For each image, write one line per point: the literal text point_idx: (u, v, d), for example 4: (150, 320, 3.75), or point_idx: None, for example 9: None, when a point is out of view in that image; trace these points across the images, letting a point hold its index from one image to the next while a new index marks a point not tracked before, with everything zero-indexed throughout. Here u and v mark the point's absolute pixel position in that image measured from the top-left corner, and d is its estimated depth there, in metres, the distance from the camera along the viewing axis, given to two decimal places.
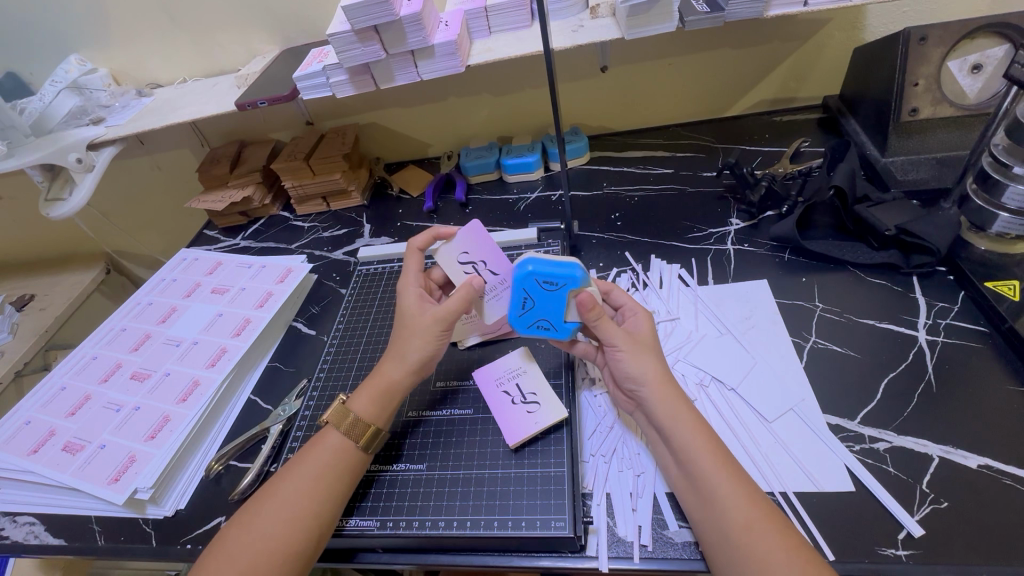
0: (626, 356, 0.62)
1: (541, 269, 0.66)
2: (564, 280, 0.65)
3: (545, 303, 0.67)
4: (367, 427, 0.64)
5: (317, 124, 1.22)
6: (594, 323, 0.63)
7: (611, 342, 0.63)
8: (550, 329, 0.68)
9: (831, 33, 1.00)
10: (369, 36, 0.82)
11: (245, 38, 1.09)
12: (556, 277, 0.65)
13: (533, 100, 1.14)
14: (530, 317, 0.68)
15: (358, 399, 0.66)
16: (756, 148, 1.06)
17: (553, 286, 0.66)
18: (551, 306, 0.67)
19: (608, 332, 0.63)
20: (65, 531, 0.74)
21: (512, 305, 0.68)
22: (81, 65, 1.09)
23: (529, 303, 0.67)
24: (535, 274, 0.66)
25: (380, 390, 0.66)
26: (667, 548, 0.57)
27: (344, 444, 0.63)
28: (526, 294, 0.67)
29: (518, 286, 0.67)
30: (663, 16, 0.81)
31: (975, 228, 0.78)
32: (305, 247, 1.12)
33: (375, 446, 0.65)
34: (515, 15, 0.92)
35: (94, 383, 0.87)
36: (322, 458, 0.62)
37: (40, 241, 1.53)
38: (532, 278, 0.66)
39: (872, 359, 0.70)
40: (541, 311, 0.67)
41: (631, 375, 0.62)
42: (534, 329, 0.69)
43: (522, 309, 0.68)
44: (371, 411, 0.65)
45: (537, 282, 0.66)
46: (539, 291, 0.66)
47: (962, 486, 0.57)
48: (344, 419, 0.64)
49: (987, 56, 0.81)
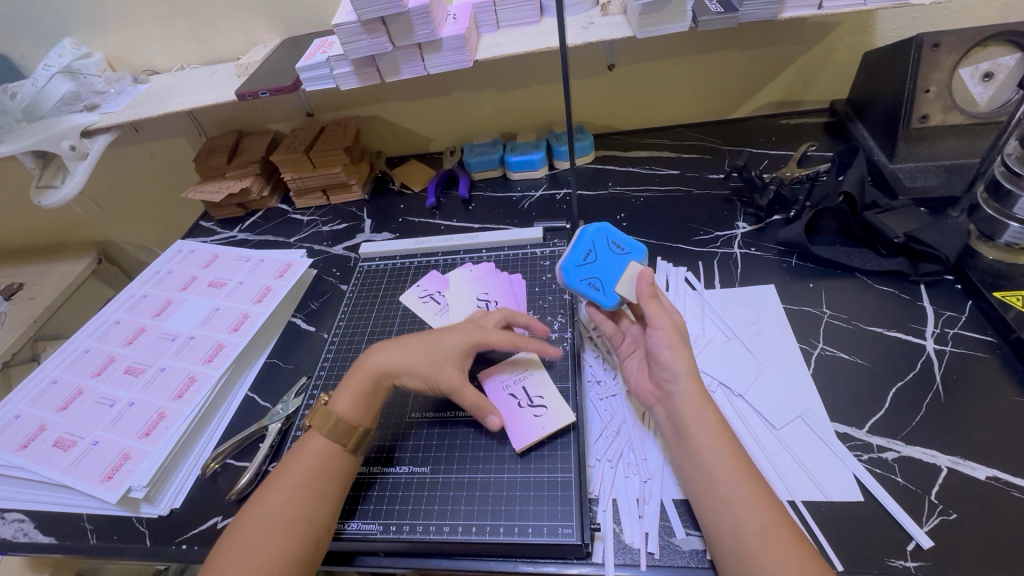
0: (667, 343, 0.61)
1: (615, 234, 0.72)
2: (629, 251, 0.71)
3: (604, 264, 0.70)
4: (352, 430, 0.63)
5: (318, 115, 1.19)
6: (648, 298, 0.64)
7: (659, 319, 0.63)
8: (597, 289, 0.69)
9: (840, 37, 0.99)
10: (376, 27, 0.80)
11: (246, 26, 1.06)
12: (624, 245, 0.71)
13: (538, 97, 1.13)
14: (584, 271, 0.69)
15: (338, 400, 0.65)
16: (763, 151, 1.06)
17: (620, 250, 0.71)
18: (608, 267, 0.69)
19: (659, 309, 0.64)
20: (55, 529, 0.72)
21: (574, 252, 0.70)
22: (75, 48, 1.06)
23: (591, 257, 0.70)
24: (609, 234, 0.72)
25: (361, 390, 0.66)
26: (674, 557, 0.56)
27: (328, 448, 0.61)
28: (591, 249, 0.70)
29: (587, 240, 0.71)
30: (676, 16, 0.80)
31: (984, 237, 0.78)
32: (305, 241, 1.10)
33: (362, 448, 0.63)
34: (524, 10, 0.90)
35: (86, 376, 0.84)
36: (307, 463, 0.60)
37: (28, 228, 1.50)
38: (604, 236, 0.71)
39: (880, 367, 0.69)
40: (598, 270, 0.69)
41: (668, 366, 0.61)
42: (582, 284, 0.69)
43: (580, 261, 0.70)
44: (353, 412, 0.64)
45: (605, 241, 0.71)
46: (604, 250, 0.70)
47: (971, 497, 0.57)
48: (326, 422, 0.63)
49: (999, 64, 0.81)
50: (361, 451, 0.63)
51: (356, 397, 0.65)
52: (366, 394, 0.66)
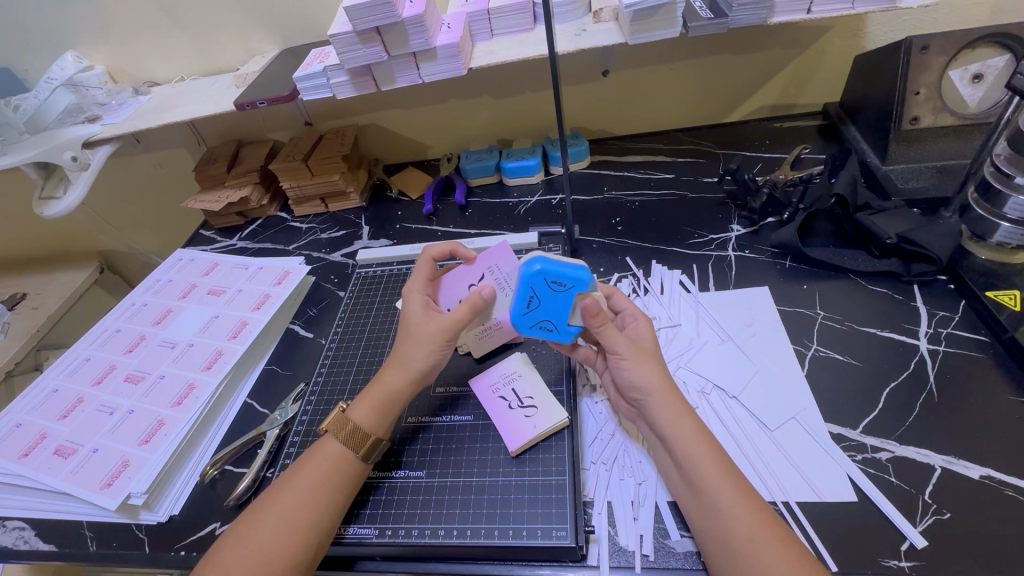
0: (628, 364, 0.61)
1: (550, 268, 0.62)
2: (572, 283, 0.62)
3: (550, 305, 0.64)
4: (367, 438, 0.62)
5: (316, 124, 1.21)
6: (596, 330, 0.61)
7: (614, 348, 0.61)
8: (553, 330, 0.66)
9: (832, 40, 1.00)
10: (370, 37, 0.82)
11: (244, 37, 1.08)
12: (565, 279, 0.62)
13: (533, 103, 1.14)
14: (533, 318, 0.65)
15: (357, 407, 0.64)
16: (756, 154, 1.06)
17: (562, 288, 0.62)
18: (556, 307, 0.64)
19: (610, 339, 0.62)
20: (55, 536, 0.72)
21: (516, 302, 0.65)
22: (77, 62, 1.08)
23: (534, 303, 0.64)
24: (544, 273, 0.62)
25: (378, 397, 0.65)
26: (669, 559, 0.56)
27: (342, 453, 0.62)
28: (533, 294, 0.63)
29: (524, 285, 0.63)
30: (667, 22, 0.81)
31: (976, 237, 0.79)
32: (303, 248, 1.11)
33: (374, 456, 0.63)
34: (517, 18, 0.91)
35: (87, 384, 0.85)
36: (319, 467, 0.60)
37: (32, 239, 1.51)
38: (542, 277, 0.62)
39: (874, 367, 0.70)
40: (545, 314, 0.65)
41: (635, 383, 0.61)
42: (535, 329, 0.66)
43: (525, 308, 0.65)
44: (371, 419, 0.63)
45: (545, 281, 0.62)
46: (546, 291, 0.63)
47: (964, 495, 0.57)
48: (342, 427, 0.63)
49: (988, 65, 0.81)
50: (372, 459, 0.63)
51: (376, 406, 0.64)
52: (385, 402, 0.65)
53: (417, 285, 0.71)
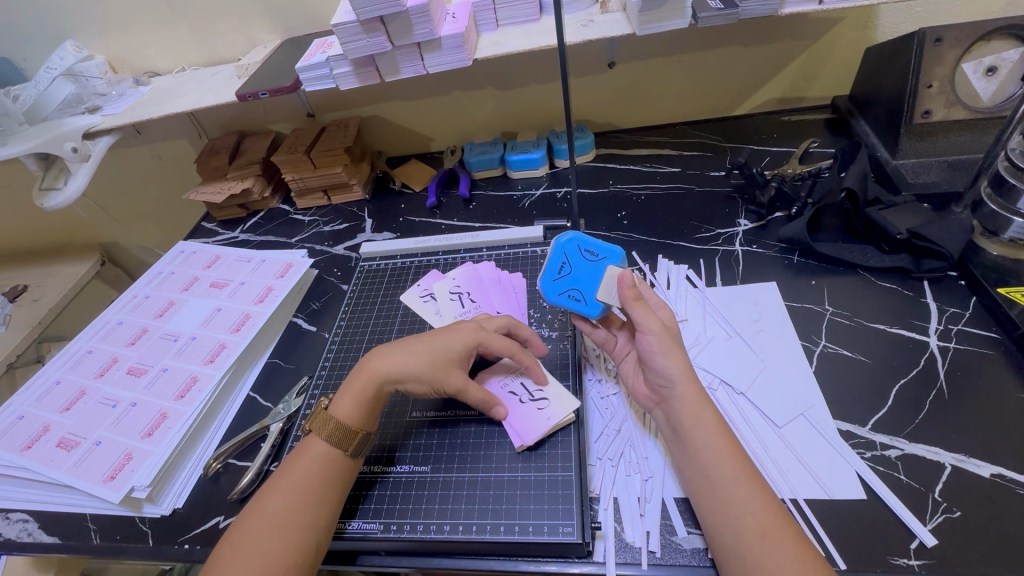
0: (659, 348, 0.60)
1: (587, 239, 0.67)
2: (605, 254, 0.66)
3: (580, 274, 0.67)
4: (353, 434, 0.62)
5: (318, 116, 1.19)
6: (630, 303, 0.62)
7: (643, 326, 0.60)
8: (580, 300, 0.67)
9: (843, 32, 0.99)
10: (374, 27, 0.80)
11: (246, 27, 1.06)
12: (599, 250, 0.67)
13: (538, 96, 1.13)
14: (562, 285, 0.67)
15: (340, 404, 0.64)
16: (764, 148, 1.05)
17: (595, 257, 0.67)
18: (587, 275, 0.67)
19: (641, 315, 0.61)
20: (59, 528, 0.72)
21: (548, 269, 0.68)
22: (77, 51, 1.06)
23: (566, 269, 0.67)
24: (578, 242, 0.67)
25: (362, 392, 0.64)
26: (676, 555, 0.56)
27: (329, 453, 0.61)
28: (565, 260, 0.67)
29: (558, 251, 0.68)
30: (676, 12, 0.79)
31: (987, 232, 0.78)
32: (306, 241, 1.10)
33: (362, 451, 0.63)
34: (523, 8, 0.90)
35: (89, 377, 0.85)
36: (308, 469, 0.60)
37: (33, 230, 1.51)
38: (576, 245, 0.67)
39: (883, 364, 0.69)
40: (575, 281, 0.67)
41: (664, 371, 0.60)
42: (563, 298, 0.67)
43: (556, 275, 0.67)
44: (354, 415, 0.63)
45: (577, 249, 0.67)
46: (579, 259, 0.67)
47: (975, 494, 0.56)
48: (326, 426, 0.62)
49: (1003, 58, 0.80)
50: (361, 455, 0.63)
51: (358, 401, 0.64)
52: (369, 397, 0.64)
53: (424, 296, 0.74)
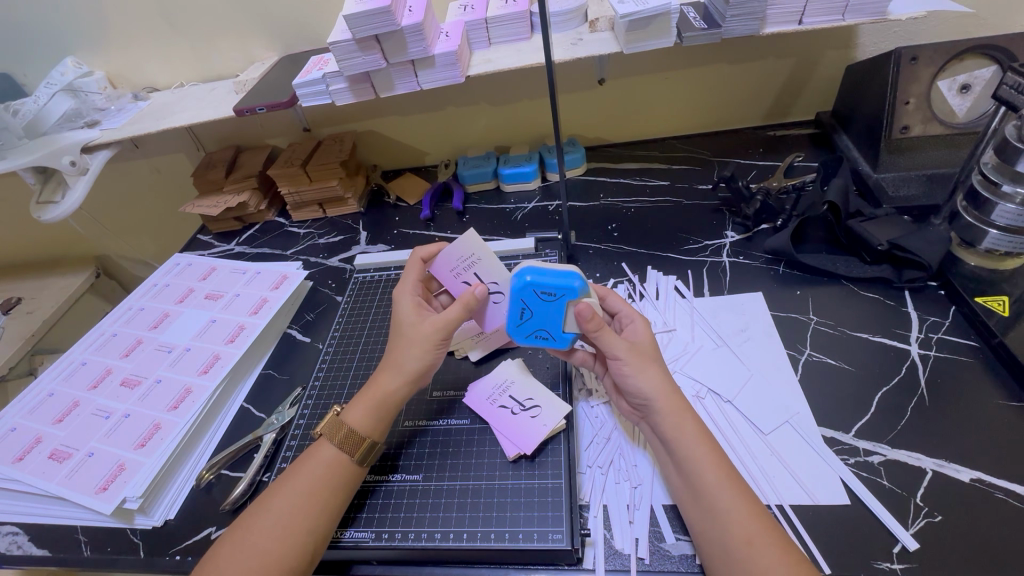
0: (631, 370, 0.60)
1: (539, 280, 0.62)
2: (563, 291, 0.62)
3: (541, 315, 0.65)
4: (362, 442, 0.62)
5: (315, 130, 1.22)
6: (594, 334, 0.61)
7: (613, 353, 0.61)
8: (548, 338, 0.67)
9: (824, 51, 1.02)
10: (369, 45, 0.83)
11: (244, 45, 1.09)
12: (554, 288, 0.62)
13: (531, 111, 1.15)
14: (529, 328, 0.66)
15: (351, 410, 0.64)
16: (751, 162, 1.08)
17: (552, 297, 0.63)
18: (550, 315, 0.64)
19: (608, 342, 0.61)
20: (49, 541, 0.72)
21: (510, 316, 0.66)
22: (78, 67, 1.08)
23: (527, 314, 0.65)
24: (533, 285, 0.62)
25: (373, 400, 0.65)
26: (664, 562, 0.57)
27: (337, 457, 0.61)
28: (525, 306, 0.64)
29: (515, 298, 0.64)
30: (661, 32, 0.82)
31: (964, 243, 0.80)
32: (301, 253, 1.11)
33: (370, 459, 0.63)
34: (515, 27, 0.93)
35: (83, 389, 0.85)
36: (313, 473, 0.60)
37: (28, 243, 1.51)
38: (531, 289, 0.63)
39: (866, 372, 0.71)
40: (540, 323, 0.65)
41: (639, 389, 0.60)
42: (532, 338, 0.67)
43: (521, 319, 0.66)
44: (365, 422, 0.63)
45: (535, 292, 0.63)
46: (537, 302, 0.64)
47: (956, 499, 0.57)
48: (337, 431, 0.63)
49: (975, 76, 0.83)
50: (369, 462, 0.63)
51: (371, 409, 0.64)
52: (380, 406, 0.65)
53: (408, 285, 0.72)
